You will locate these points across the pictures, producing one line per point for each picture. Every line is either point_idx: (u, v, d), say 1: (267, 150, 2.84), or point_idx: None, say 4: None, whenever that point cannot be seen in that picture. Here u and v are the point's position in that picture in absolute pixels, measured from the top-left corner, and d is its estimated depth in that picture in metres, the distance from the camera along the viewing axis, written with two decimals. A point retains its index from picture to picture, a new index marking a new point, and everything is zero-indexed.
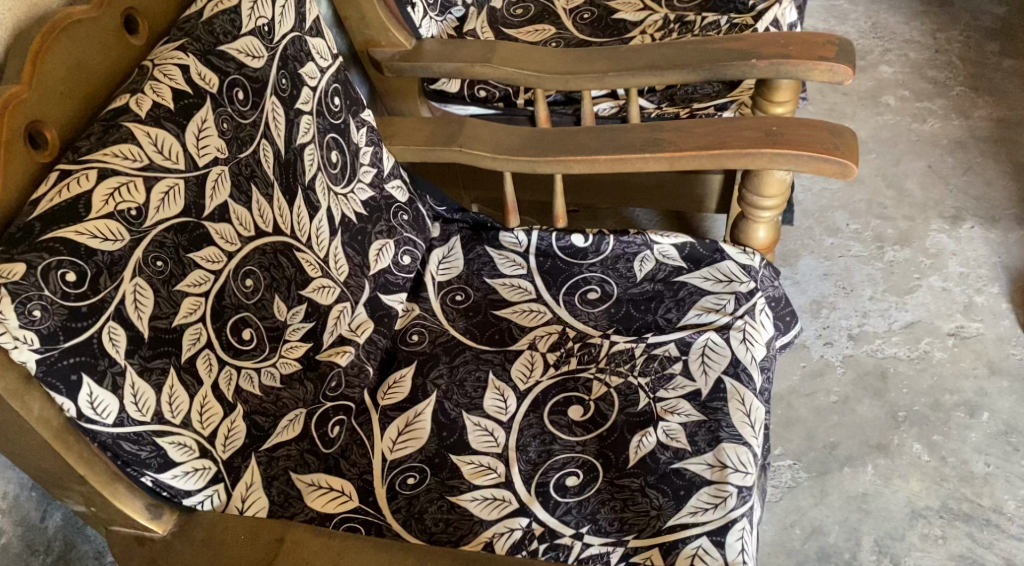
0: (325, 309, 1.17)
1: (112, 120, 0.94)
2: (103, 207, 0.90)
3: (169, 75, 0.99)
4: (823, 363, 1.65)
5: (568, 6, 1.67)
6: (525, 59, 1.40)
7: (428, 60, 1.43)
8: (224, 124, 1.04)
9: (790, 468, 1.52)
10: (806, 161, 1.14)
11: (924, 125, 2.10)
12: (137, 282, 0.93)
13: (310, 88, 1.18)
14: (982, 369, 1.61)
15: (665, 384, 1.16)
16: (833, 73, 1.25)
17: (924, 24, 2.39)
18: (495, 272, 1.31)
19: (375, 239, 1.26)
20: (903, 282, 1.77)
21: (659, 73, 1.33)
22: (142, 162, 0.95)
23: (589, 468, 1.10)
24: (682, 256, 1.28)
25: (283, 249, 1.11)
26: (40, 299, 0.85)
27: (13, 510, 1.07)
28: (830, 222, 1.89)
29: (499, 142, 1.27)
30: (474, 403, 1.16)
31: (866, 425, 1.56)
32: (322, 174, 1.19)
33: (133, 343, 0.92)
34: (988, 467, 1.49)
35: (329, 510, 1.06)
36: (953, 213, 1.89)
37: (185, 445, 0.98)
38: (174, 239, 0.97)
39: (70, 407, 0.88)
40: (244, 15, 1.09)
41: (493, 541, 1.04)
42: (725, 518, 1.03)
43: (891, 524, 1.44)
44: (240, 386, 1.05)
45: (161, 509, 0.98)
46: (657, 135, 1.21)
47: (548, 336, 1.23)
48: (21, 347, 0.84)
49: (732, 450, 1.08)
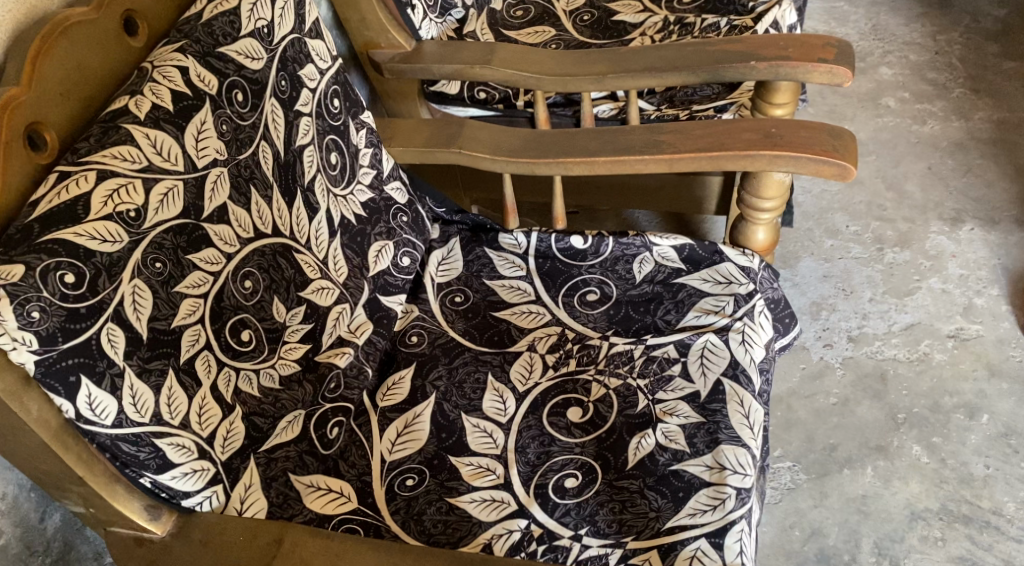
0: (324, 310, 1.17)
1: (111, 122, 0.94)
2: (102, 208, 0.91)
3: (169, 77, 1.00)
4: (822, 364, 1.65)
5: (568, 8, 1.67)
6: (525, 61, 1.40)
7: (428, 62, 1.43)
8: (223, 125, 1.04)
9: (789, 469, 1.52)
10: (805, 163, 1.14)
11: (924, 126, 2.10)
12: (136, 284, 0.93)
13: (310, 90, 1.19)
14: (982, 371, 1.61)
15: (664, 385, 1.16)
16: (832, 75, 1.25)
17: (925, 25, 2.39)
18: (494, 274, 1.32)
19: (375, 241, 1.27)
20: (903, 283, 1.77)
21: (659, 75, 1.33)
22: (141, 163, 0.95)
23: (588, 469, 1.10)
24: (682, 258, 1.28)
25: (282, 250, 1.11)
26: (39, 301, 0.85)
27: (13, 511, 1.07)
28: (830, 224, 1.89)
29: (499, 143, 1.27)
30: (473, 404, 1.16)
31: (865, 427, 1.56)
32: (322, 176, 1.19)
33: (132, 344, 0.92)
34: (988, 469, 1.49)
35: (328, 511, 1.07)
36: (953, 215, 1.89)
37: (183, 446, 0.98)
38: (174, 240, 0.97)
39: (68, 408, 0.88)
40: (244, 17, 1.09)
41: (492, 543, 1.04)
42: (724, 520, 1.03)
43: (890, 526, 1.44)
44: (239, 387, 1.05)
45: (160, 510, 0.98)
46: (656, 137, 1.21)
47: (547, 338, 1.23)
48: (20, 349, 0.84)
49: (731, 452, 1.08)
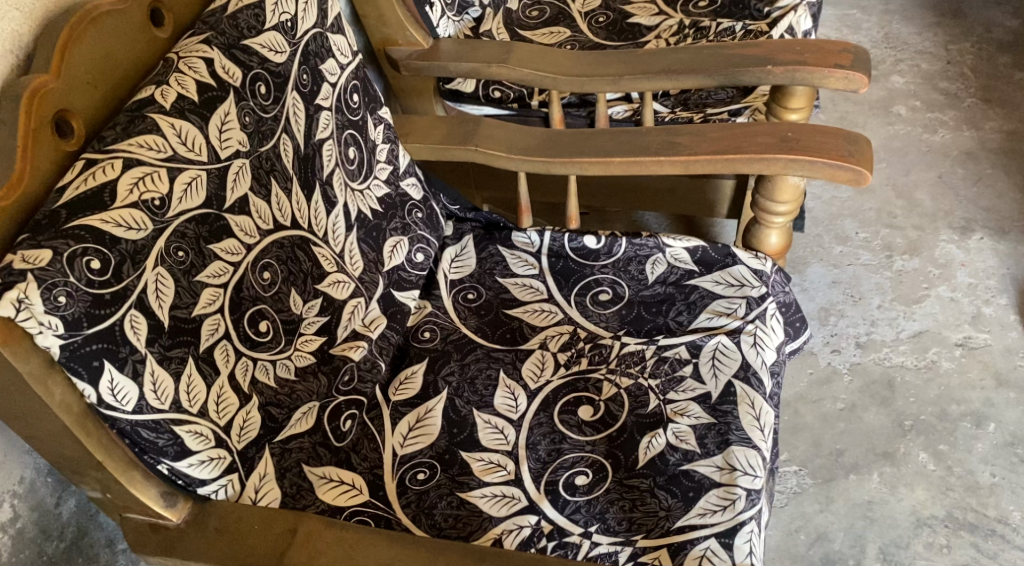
0: (340, 304, 1.18)
1: (137, 111, 0.95)
2: (128, 196, 0.91)
3: (194, 68, 1.00)
4: (830, 370, 1.66)
5: (584, 9, 1.68)
6: (541, 60, 1.40)
7: (445, 60, 1.43)
8: (246, 117, 1.05)
9: (796, 474, 1.52)
10: (821, 168, 1.14)
11: (935, 135, 2.10)
12: (158, 272, 0.94)
13: (330, 84, 1.19)
14: (990, 381, 1.62)
15: (676, 385, 1.16)
16: (848, 81, 1.25)
17: (937, 34, 2.40)
18: (507, 272, 1.32)
19: (389, 236, 1.27)
20: (912, 291, 1.77)
21: (676, 77, 1.34)
22: (166, 153, 0.96)
23: (599, 467, 1.10)
24: (694, 260, 1.28)
25: (300, 243, 1.12)
26: (66, 286, 0.86)
27: (29, 495, 1.09)
28: (840, 230, 1.90)
29: (515, 142, 1.28)
30: (484, 401, 1.17)
31: (872, 433, 1.56)
32: (340, 170, 1.20)
33: (154, 331, 0.93)
34: (994, 478, 1.49)
35: (340, 503, 1.07)
36: (962, 224, 1.89)
37: (201, 434, 0.98)
38: (196, 229, 0.98)
39: (90, 393, 0.89)
40: (268, 11, 1.10)
41: (502, 538, 1.05)
42: (735, 520, 1.04)
43: (896, 532, 1.44)
44: (255, 377, 1.06)
45: (176, 498, 0.99)
46: (673, 138, 1.22)
47: (559, 336, 1.24)
48: (45, 333, 0.85)
49: (742, 453, 1.09)
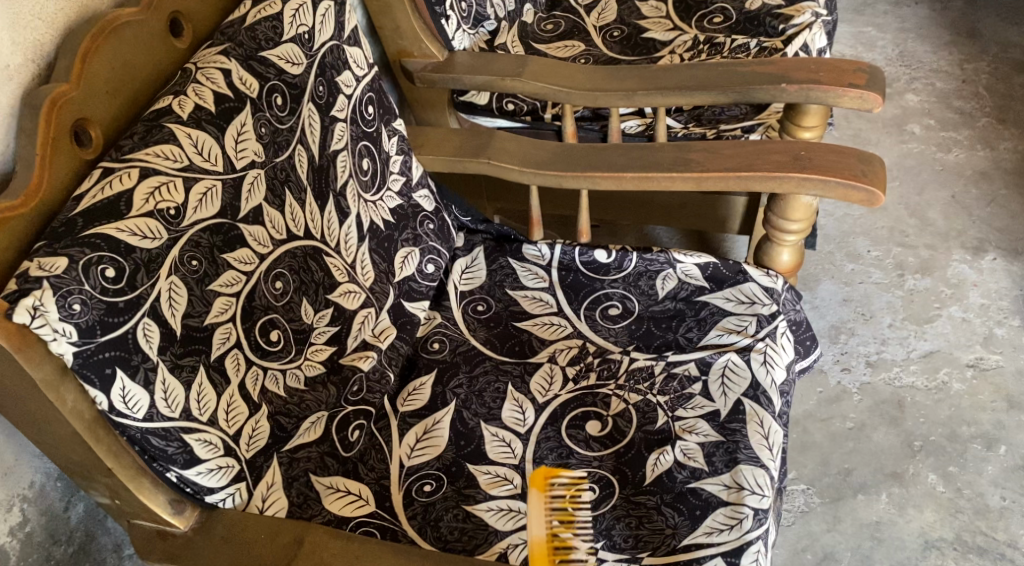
0: (350, 314, 1.19)
1: (155, 121, 0.96)
2: (144, 205, 0.92)
3: (212, 79, 1.01)
4: (840, 389, 1.65)
5: (598, 23, 1.69)
6: (556, 75, 1.41)
7: (458, 72, 1.44)
8: (262, 129, 1.06)
9: (803, 492, 1.52)
10: (832, 187, 1.14)
11: (949, 154, 2.10)
12: (172, 281, 0.95)
13: (346, 96, 1.20)
14: (1001, 403, 1.61)
15: (684, 403, 1.16)
16: (862, 100, 1.25)
17: (952, 53, 2.39)
18: (517, 284, 1.32)
19: (401, 247, 1.28)
20: (923, 310, 1.76)
21: (689, 94, 1.34)
22: (182, 162, 0.97)
23: (606, 483, 1.10)
24: (705, 276, 1.28)
25: (313, 253, 1.13)
26: (80, 293, 0.86)
27: (39, 499, 1.09)
28: (852, 248, 1.89)
29: (528, 155, 1.28)
30: (492, 413, 1.17)
31: (881, 452, 1.56)
32: (353, 181, 1.21)
33: (166, 339, 0.94)
34: (1004, 501, 1.48)
35: (346, 513, 1.07)
36: (975, 244, 1.89)
37: (210, 442, 0.99)
38: (210, 239, 0.99)
39: (102, 400, 0.89)
40: (285, 23, 1.11)
41: (508, 552, 1.05)
42: (741, 540, 1.04)
43: (904, 553, 1.43)
44: (265, 387, 1.07)
45: (184, 505, 1.00)
46: (685, 155, 1.22)
47: (568, 350, 1.24)
48: (59, 340, 0.85)
49: (750, 473, 1.09)
